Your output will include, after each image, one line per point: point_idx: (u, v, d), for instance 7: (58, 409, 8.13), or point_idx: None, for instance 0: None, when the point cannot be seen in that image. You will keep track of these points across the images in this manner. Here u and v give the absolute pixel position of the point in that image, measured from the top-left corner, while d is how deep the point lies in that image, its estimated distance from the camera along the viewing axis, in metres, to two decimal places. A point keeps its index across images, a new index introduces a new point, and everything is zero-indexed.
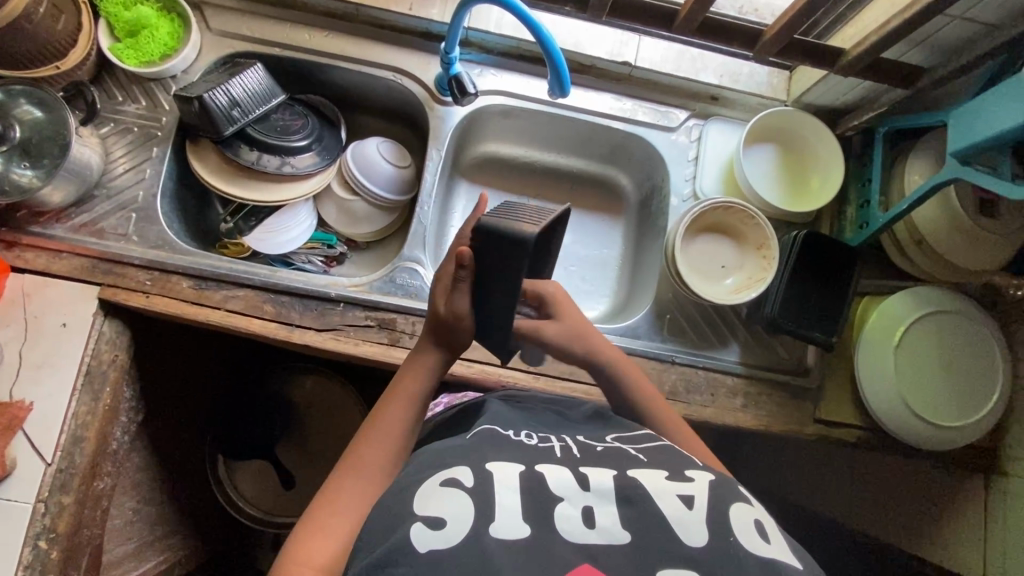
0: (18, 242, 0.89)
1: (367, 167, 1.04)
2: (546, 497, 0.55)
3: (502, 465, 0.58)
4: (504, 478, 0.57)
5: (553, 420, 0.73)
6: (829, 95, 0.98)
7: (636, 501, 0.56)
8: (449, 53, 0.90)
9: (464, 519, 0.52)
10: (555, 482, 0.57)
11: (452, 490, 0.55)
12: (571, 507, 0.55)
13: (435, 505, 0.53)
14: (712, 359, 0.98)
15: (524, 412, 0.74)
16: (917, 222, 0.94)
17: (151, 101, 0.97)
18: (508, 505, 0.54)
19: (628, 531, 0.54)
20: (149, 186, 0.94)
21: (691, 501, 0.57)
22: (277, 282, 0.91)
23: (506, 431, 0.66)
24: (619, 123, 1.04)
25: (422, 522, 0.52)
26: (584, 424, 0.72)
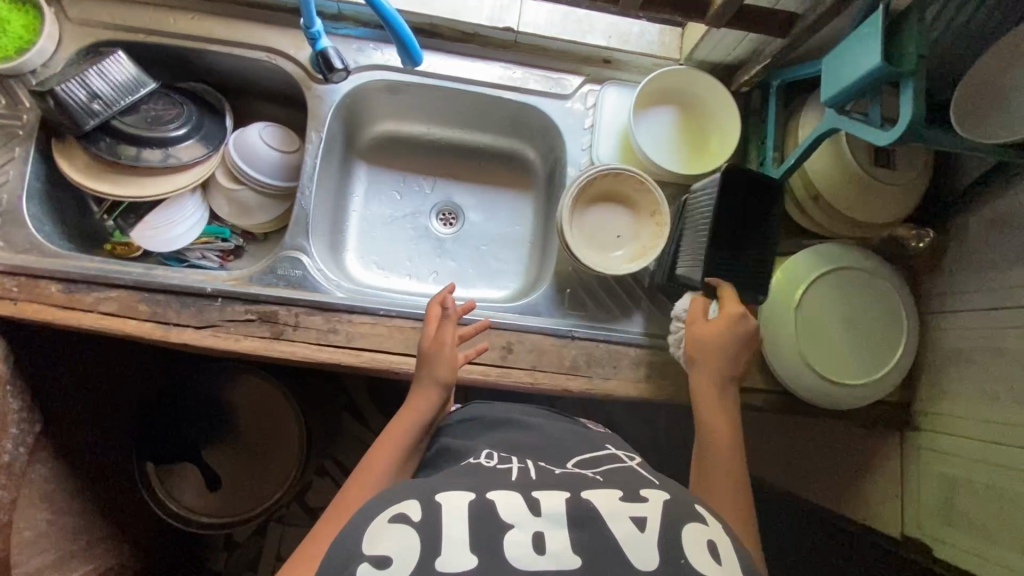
0: None
1: (250, 155, 1.00)
2: (494, 525, 0.54)
3: (453, 496, 0.57)
4: (452, 509, 0.55)
5: (506, 441, 0.73)
6: (719, 50, 0.94)
7: (589, 523, 0.55)
8: (310, 28, 0.85)
9: (412, 555, 0.51)
10: (506, 510, 0.56)
11: (398, 526, 0.54)
12: (521, 533, 0.54)
13: (382, 542, 0.52)
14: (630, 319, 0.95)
15: (491, 437, 0.75)
16: (814, 178, 0.91)
17: (10, 98, 0.92)
18: (452, 534, 0.53)
19: (578, 555, 0.53)
20: (15, 187, 0.90)
21: (644, 522, 0.56)
22: (150, 280, 0.87)
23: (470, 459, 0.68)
24: (509, 93, 1.00)
25: (368, 562, 0.51)
26: (496, 442, 0.73)
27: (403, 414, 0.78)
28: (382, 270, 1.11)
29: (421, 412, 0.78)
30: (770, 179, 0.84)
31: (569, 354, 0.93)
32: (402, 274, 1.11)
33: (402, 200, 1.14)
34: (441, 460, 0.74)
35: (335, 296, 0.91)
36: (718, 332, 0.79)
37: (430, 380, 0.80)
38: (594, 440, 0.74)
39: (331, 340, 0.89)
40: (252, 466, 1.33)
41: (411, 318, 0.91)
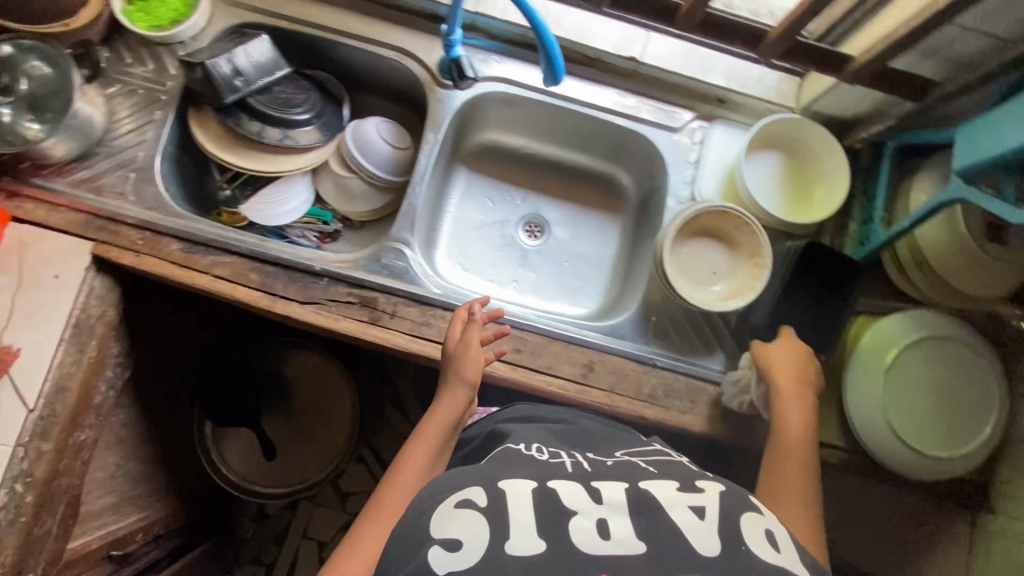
0: (21, 193, 0.92)
1: (364, 145, 1.05)
2: (559, 512, 0.55)
3: (514, 483, 0.59)
4: (516, 495, 0.57)
5: (557, 436, 0.74)
6: (839, 104, 0.95)
7: (648, 512, 0.56)
8: (450, 36, 0.89)
9: (481, 539, 0.53)
10: (568, 497, 0.57)
11: (465, 511, 0.56)
12: (586, 520, 0.55)
13: (452, 526, 0.55)
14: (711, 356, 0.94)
15: (542, 427, 0.76)
16: (921, 243, 0.91)
17: (158, 64, 0.98)
18: (520, 520, 0.55)
19: (643, 542, 0.53)
20: (149, 147, 0.96)
21: (703, 511, 0.57)
22: (265, 252, 0.92)
23: (518, 447, 0.69)
24: (621, 119, 1.03)
25: (437, 545, 0.53)
26: (553, 437, 0.74)
27: (433, 413, 0.81)
28: (466, 272, 1.14)
29: (450, 413, 0.81)
30: (851, 259, 0.91)
31: (649, 382, 0.94)
32: (485, 277, 1.14)
33: (493, 208, 1.18)
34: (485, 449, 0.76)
35: (431, 291, 0.94)
36: (787, 354, 0.84)
37: (458, 380, 0.82)
38: (636, 438, 0.76)
39: (423, 332, 0.91)
40: (304, 440, 1.37)
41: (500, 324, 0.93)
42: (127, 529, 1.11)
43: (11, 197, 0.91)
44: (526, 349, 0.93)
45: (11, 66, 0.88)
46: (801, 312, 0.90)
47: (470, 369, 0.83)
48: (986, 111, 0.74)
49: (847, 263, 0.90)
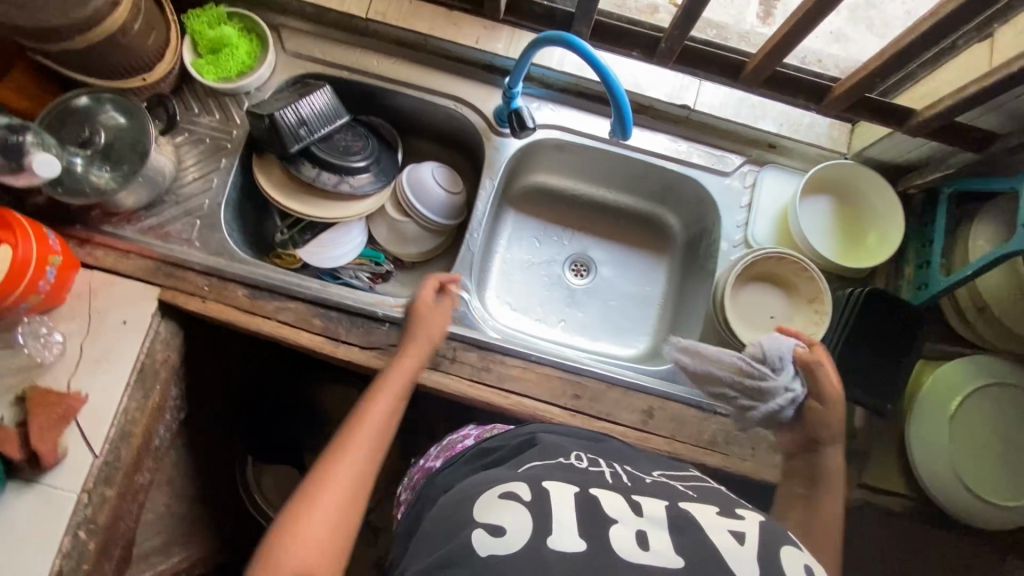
0: (90, 240, 0.94)
1: (421, 190, 1.07)
2: (600, 517, 0.54)
3: (557, 485, 0.58)
4: (559, 495, 0.56)
5: (597, 447, 0.73)
6: (891, 151, 0.96)
7: (687, 530, 0.54)
8: (512, 89, 0.92)
9: (523, 530, 0.52)
10: (610, 506, 0.56)
11: (510, 503, 0.55)
12: (625, 528, 0.53)
13: (494, 513, 0.54)
14: (738, 374, 0.87)
15: (573, 437, 0.75)
16: (981, 290, 0.91)
17: (224, 114, 1.01)
18: (563, 519, 0.53)
19: (682, 556, 0.51)
20: (215, 194, 0.98)
21: (743, 536, 0.54)
22: (328, 297, 0.93)
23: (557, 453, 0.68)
24: (672, 164, 1.04)
25: (481, 529, 0.52)
26: (589, 448, 0.71)
27: (394, 368, 0.83)
28: (515, 312, 1.14)
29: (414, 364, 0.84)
30: (912, 308, 0.91)
31: (709, 429, 0.93)
32: (534, 317, 1.14)
33: (540, 248, 1.19)
34: (509, 448, 0.72)
35: (491, 336, 0.95)
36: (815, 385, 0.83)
37: (423, 338, 0.88)
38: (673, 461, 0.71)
39: (483, 378, 0.92)
40: None
41: (558, 370, 0.94)
42: (171, 570, 1.10)
43: (81, 243, 0.93)
44: (585, 395, 0.93)
45: (89, 117, 0.90)
46: (865, 359, 0.90)
47: (437, 330, 0.89)
48: None
49: (910, 313, 0.90)
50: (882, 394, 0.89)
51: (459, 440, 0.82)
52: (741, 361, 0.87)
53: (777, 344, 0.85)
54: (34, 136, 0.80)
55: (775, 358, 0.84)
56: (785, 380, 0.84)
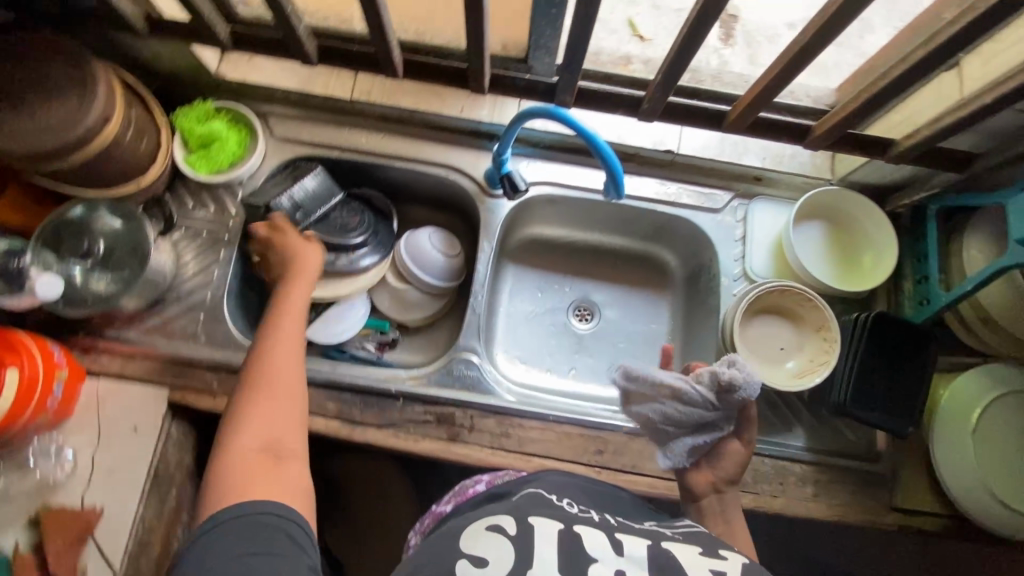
0: (94, 347, 0.93)
1: (418, 256, 1.07)
2: (580, 556, 0.53)
3: (543, 521, 0.57)
4: (544, 532, 0.55)
5: (593, 495, 0.73)
6: (875, 174, 0.99)
7: (669, 570, 0.53)
8: (502, 155, 0.95)
9: (506, 563, 0.51)
10: (591, 544, 0.54)
11: (495, 536, 0.55)
12: (605, 568, 0.52)
13: (479, 544, 0.54)
14: (686, 407, 0.73)
15: (570, 480, 0.74)
16: (983, 302, 0.92)
17: (219, 205, 1.01)
18: (545, 555, 0.52)
19: None
20: (216, 286, 0.98)
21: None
22: (339, 379, 0.93)
23: (549, 494, 0.67)
24: (663, 207, 1.06)
25: (465, 560, 0.52)
26: (588, 498, 0.71)
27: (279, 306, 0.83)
28: (525, 366, 1.14)
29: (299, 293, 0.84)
30: (919, 326, 0.91)
31: None
32: (544, 369, 1.14)
33: (543, 297, 1.19)
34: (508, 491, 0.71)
35: (507, 400, 0.94)
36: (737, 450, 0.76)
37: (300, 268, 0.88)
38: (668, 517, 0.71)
39: (504, 445, 0.91)
40: None
41: (578, 427, 0.93)
42: None
43: (85, 351, 0.92)
44: (608, 450, 0.92)
45: (84, 227, 0.91)
46: (880, 382, 0.90)
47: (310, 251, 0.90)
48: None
49: (917, 331, 0.91)
50: (902, 417, 0.89)
51: (470, 486, 0.81)
52: (702, 395, 0.72)
53: (752, 391, 0.71)
54: (35, 260, 0.86)
55: (737, 401, 0.72)
56: (722, 421, 0.74)
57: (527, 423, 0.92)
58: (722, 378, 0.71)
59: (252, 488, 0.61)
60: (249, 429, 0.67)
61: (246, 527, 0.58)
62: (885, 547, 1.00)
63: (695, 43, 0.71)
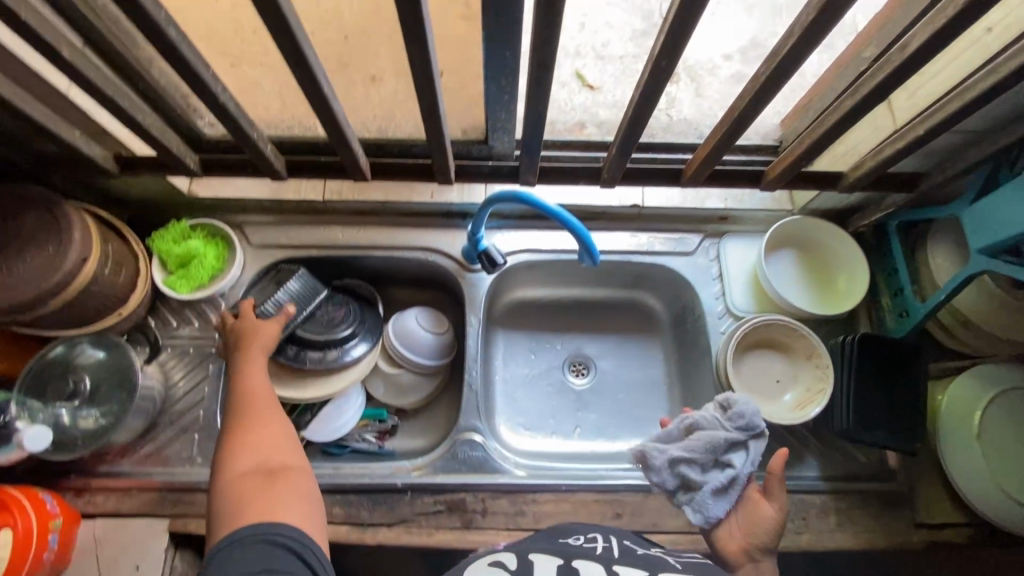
0: (88, 487, 0.90)
1: (409, 341, 1.07)
2: None
3: (541, 557, 0.57)
4: (541, 569, 0.54)
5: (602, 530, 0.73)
6: (833, 200, 1.03)
7: None
8: (477, 234, 0.98)
9: None
10: None
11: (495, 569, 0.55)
12: None
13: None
14: (698, 437, 0.77)
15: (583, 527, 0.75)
16: (960, 307, 0.95)
17: (203, 320, 1.02)
18: None
19: None
20: (209, 403, 0.96)
21: None
22: (344, 481, 0.91)
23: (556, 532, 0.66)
24: (639, 257, 1.09)
25: None
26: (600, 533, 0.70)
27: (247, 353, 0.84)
28: (529, 432, 1.13)
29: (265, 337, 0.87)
30: (904, 341, 0.94)
31: None
32: (548, 433, 1.13)
33: (537, 359, 1.19)
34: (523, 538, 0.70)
35: (518, 476, 0.93)
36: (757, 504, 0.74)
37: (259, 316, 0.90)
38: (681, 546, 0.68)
39: (520, 524, 0.89)
40: None
41: (592, 491, 0.92)
42: None
43: (78, 493, 0.90)
44: (626, 511, 0.91)
45: (66, 366, 0.90)
46: (879, 402, 0.91)
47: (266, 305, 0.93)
48: (971, 198, 0.83)
49: (904, 346, 0.93)
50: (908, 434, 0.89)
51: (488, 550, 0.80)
52: (708, 422, 0.78)
53: (754, 416, 0.78)
54: (19, 411, 0.85)
55: (743, 427, 0.78)
56: (742, 457, 0.77)
57: (540, 496, 0.91)
58: (723, 402, 0.80)
59: (251, 513, 0.61)
60: (237, 470, 0.66)
61: (256, 550, 0.57)
62: (918, 566, 0.98)
63: (637, 128, 0.75)
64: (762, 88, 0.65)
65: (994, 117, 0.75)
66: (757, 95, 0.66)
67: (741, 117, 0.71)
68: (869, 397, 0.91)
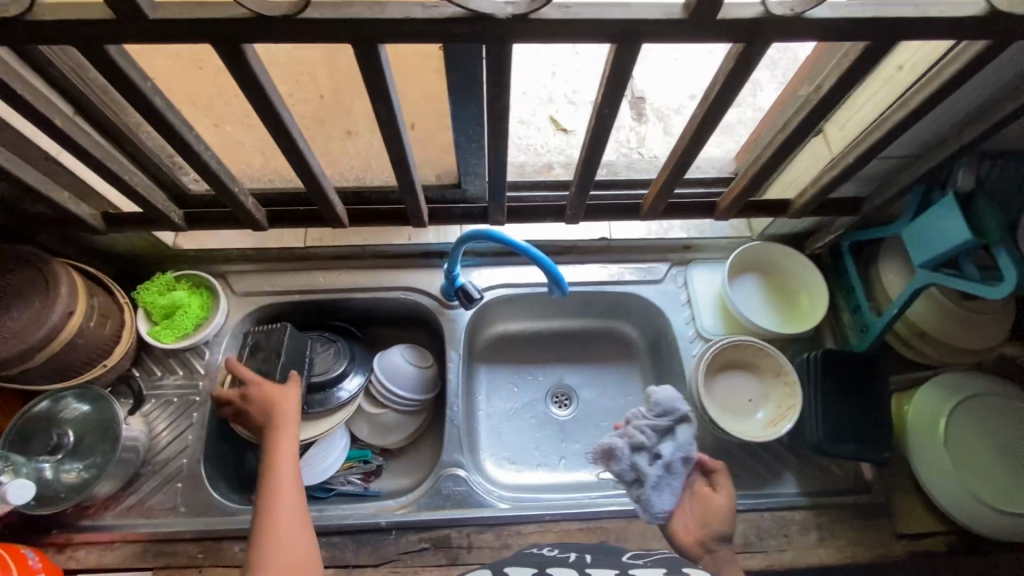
0: (70, 542, 0.89)
1: (393, 374, 1.09)
2: None
3: (519, 569, 0.62)
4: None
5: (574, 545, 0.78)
6: (788, 225, 1.10)
7: None
8: (453, 271, 1.02)
9: None
10: None
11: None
12: None
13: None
14: (628, 429, 0.80)
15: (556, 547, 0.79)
16: (914, 319, 1.00)
17: (187, 369, 1.04)
18: None
19: None
20: (192, 451, 0.97)
21: None
22: (328, 523, 0.91)
23: (534, 550, 0.71)
24: (611, 287, 1.14)
25: None
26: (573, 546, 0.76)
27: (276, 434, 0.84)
28: (515, 465, 1.13)
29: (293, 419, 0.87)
30: (864, 355, 0.98)
31: (739, 530, 0.93)
32: (534, 465, 1.14)
33: (520, 392, 1.21)
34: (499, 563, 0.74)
35: (502, 508, 0.93)
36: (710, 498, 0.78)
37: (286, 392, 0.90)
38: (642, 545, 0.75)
39: (506, 556, 0.90)
40: None
41: (577, 520, 0.92)
42: None
43: (60, 548, 0.89)
44: (611, 538, 0.91)
45: (51, 419, 0.90)
46: (845, 415, 0.94)
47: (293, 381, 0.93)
48: (912, 217, 0.88)
49: (862, 359, 0.98)
50: (874, 445, 0.93)
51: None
52: (634, 416, 0.81)
53: (673, 402, 0.80)
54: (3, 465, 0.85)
55: (667, 415, 0.80)
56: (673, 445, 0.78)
57: (524, 528, 0.92)
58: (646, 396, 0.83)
59: None
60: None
61: None
62: None
63: (591, 168, 0.81)
64: (699, 128, 0.70)
65: (917, 144, 0.83)
66: (696, 133, 0.72)
67: (684, 155, 0.77)
68: (834, 412, 0.94)
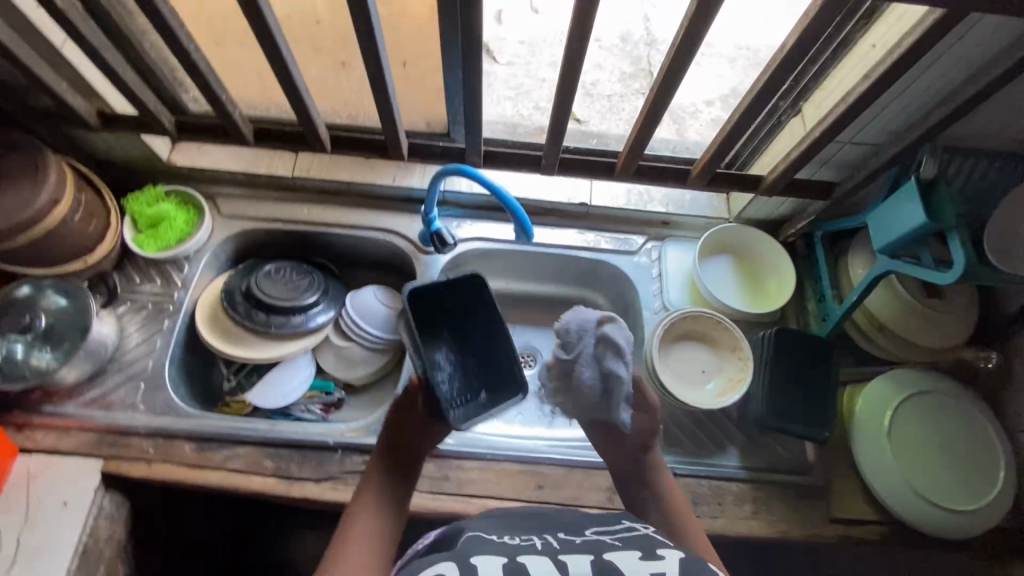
0: (29, 423, 0.93)
1: (365, 311, 1.12)
2: None
3: (486, 561, 0.51)
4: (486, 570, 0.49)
5: (519, 515, 0.66)
6: (767, 209, 1.11)
7: None
8: (430, 214, 1.05)
9: None
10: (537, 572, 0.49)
11: None
12: None
13: None
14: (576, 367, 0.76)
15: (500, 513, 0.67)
16: (874, 311, 1.01)
17: (164, 279, 1.07)
18: None
19: None
20: (158, 355, 1.01)
21: None
22: (278, 435, 0.94)
23: (490, 533, 0.59)
24: (585, 252, 1.16)
25: None
26: (532, 522, 0.64)
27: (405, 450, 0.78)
28: None
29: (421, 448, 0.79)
30: (818, 337, 0.99)
31: None
32: None
33: None
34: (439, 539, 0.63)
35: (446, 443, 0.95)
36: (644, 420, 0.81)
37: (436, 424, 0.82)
38: (605, 516, 0.65)
39: (443, 488, 0.92)
40: None
41: (517, 462, 0.95)
42: None
43: (19, 428, 0.93)
44: (547, 484, 0.93)
45: (29, 304, 0.94)
46: (792, 393, 0.97)
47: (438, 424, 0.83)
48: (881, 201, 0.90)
49: (819, 343, 0.99)
50: (816, 424, 0.95)
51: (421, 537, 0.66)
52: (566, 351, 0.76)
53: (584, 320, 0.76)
54: None
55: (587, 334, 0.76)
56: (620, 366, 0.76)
57: (465, 465, 0.94)
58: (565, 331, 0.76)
59: None
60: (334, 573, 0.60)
61: None
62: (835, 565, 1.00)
63: (565, 113, 0.83)
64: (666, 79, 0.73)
65: (886, 130, 0.84)
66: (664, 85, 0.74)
67: (654, 109, 0.79)
68: (780, 389, 0.97)
